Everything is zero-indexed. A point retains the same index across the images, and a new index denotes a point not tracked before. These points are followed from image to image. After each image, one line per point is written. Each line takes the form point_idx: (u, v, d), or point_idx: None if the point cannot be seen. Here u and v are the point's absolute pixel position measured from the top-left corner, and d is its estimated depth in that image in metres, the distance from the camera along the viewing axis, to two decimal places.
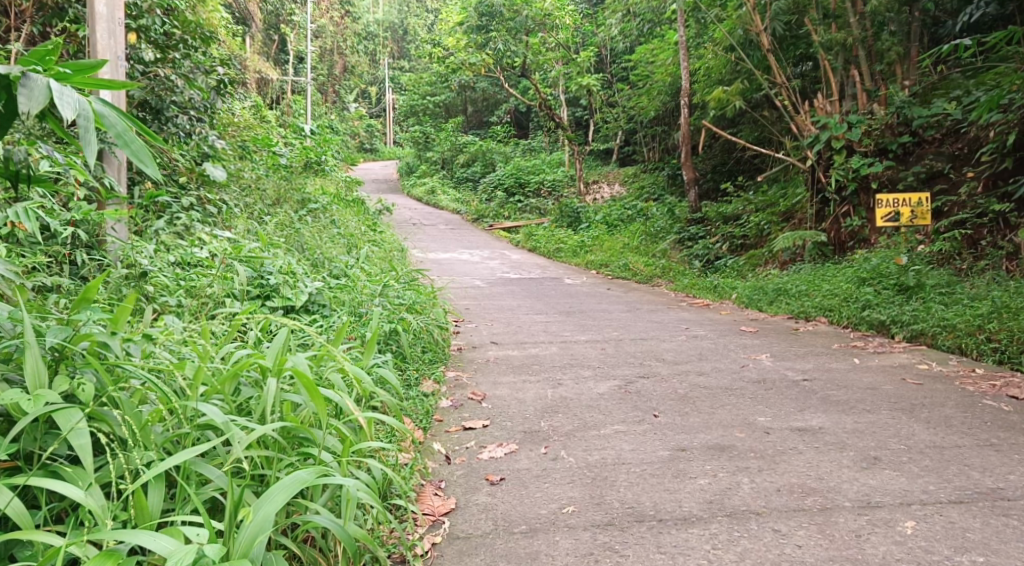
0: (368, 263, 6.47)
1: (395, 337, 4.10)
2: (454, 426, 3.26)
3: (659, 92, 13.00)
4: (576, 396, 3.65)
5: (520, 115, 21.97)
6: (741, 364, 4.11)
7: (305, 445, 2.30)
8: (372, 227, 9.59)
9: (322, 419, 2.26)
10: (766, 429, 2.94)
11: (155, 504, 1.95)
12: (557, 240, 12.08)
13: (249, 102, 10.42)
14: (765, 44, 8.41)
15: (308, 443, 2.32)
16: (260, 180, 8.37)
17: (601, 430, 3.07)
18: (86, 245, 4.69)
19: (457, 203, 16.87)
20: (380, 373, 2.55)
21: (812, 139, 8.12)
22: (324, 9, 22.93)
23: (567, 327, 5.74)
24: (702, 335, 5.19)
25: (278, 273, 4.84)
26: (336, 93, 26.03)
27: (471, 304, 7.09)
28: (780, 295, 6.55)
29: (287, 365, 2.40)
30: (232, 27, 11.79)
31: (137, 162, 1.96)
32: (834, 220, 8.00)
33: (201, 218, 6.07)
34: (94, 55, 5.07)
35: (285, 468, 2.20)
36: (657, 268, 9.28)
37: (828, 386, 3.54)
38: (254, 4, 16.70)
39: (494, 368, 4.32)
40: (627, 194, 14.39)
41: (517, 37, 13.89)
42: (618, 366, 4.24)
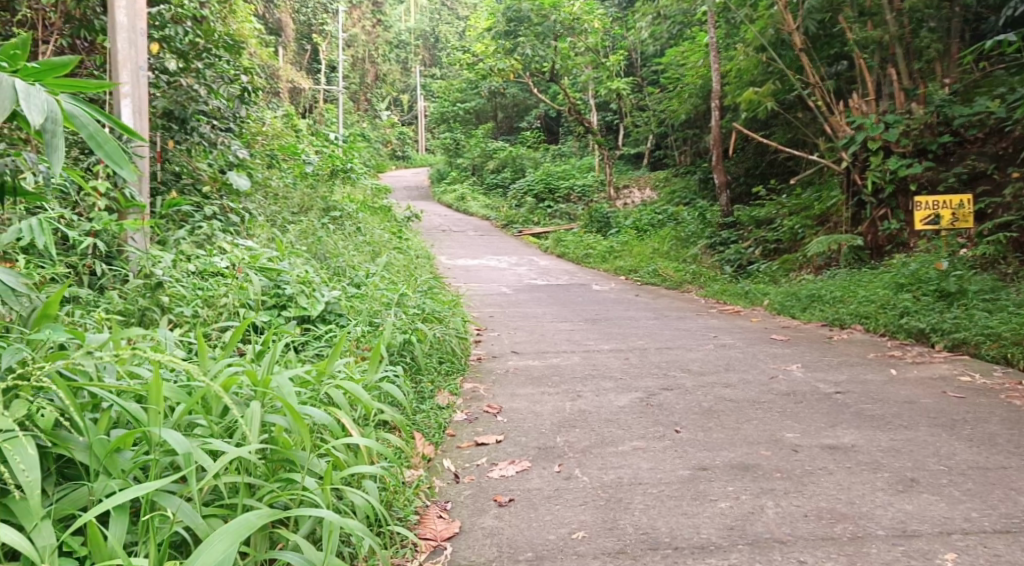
0: (390, 271, 6.39)
1: (409, 348, 3.97)
2: (466, 441, 3.13)
3: (690, 95, 12.76)
4: (595, 410, 3.49)
5: (551, 121, 21.84)
6: (770, 376, 3.92)
7: (292, 470, 2.21)
8: (399, 235, 9.51)
9: (308, 442, 2.17)
10: (793, 447, 2.76)
11: (114, 541, 1.86)
12: (586, 246, 11.92)
13: (279, 111, 10.45)
14: (797, 43, 8.18)
15: (295, 467, 2.22)
16: (286, 189, 8.34)
17: (618, 447, 2.92)
18: (105, 255, 4.61)
19: (487, 209, 16.79)
20: (375, 392, 2.47)
21: (847, 140, 7.86)
22: (356, 18, 23.03)
23: (591, 335, 5.59)
24: (731, 344, 5.00)
25: (294, 282, 4.74)
26: (368, 102, 26.15)
27: (495, 312, 6.95)
28: (814, 302, 6.32)
29: (273, 386, 2.31)
30: (263, 38, 11.86)
31: (109, 166, 2.07)
32: (871, 223, 7.77)
33: (223, 227, 6.02)
34: (116, 66, 5.07)
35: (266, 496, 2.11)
36: (687, 274, 9.08)
37: (862, 400, 3.34)
38: (285, 14, 16.82)
39: (513, 379, 4.18)
40: (658, 199, 14.18)
41: (546, 42, 13.74)
42: (641, 377, 4.08)
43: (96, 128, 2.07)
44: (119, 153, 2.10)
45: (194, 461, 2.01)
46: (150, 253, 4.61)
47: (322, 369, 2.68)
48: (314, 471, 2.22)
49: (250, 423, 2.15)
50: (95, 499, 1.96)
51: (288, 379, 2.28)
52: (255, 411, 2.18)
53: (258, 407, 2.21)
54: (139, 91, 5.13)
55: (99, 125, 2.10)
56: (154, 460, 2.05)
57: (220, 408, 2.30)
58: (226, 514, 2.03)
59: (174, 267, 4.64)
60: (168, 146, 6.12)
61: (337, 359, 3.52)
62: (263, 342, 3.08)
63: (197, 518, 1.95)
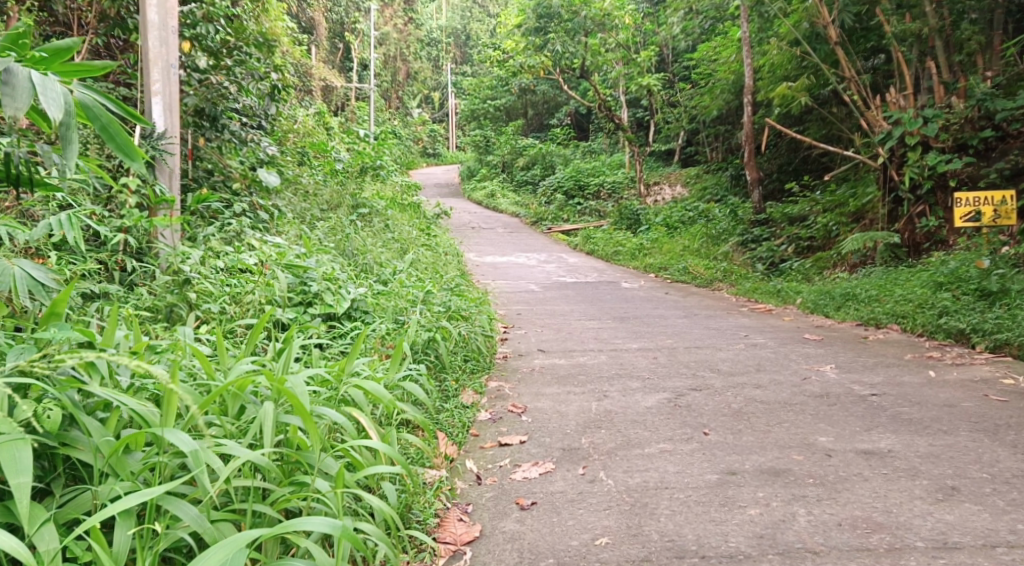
0: (418, 268, 6.37)
1: (434, 347, 3.93)
2: (489, 441, 3.09)
3: (722, 91, 12.58)
4: (622, 411, 3.42)
5: (581, 118, 21.69)
6: (802, 377, 3.82)
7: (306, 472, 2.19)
8: (428, 232, 9.51)
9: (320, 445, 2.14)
10: (827, 452, 2.67)
11: (118, 546, 1.85)
12: (615, 243, 11.82)
13: (310, 109, 10.51)
14: (833, 36, 8.05)
15: (310, 469, 2.20)
16: (317, 186, 8.37)
17: (644, 449, 2.85)
18: (136, 251, 4.64)
19: (516, 206, 16.75)
20: (394, 394, 2.44)
21: (884, 135, 7.68)
22: (387, 16, 23.15)
23: (619, 334, 5.51)
24: (762, 344, 4.89)
25: (320, 279, 4.71)
26: (400, 99, 26.24)
27: (523, 309, 6.90)
28: (849, 300, 6.18)
29: (288, 386, 2.29)
30: (296, 37, 11.96)
31: (123, 158, 2.11)
32: (908, 220, 7.59)
33: (253, 223, 6.04)
34: (146, 63, 5.10)
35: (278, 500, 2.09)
36: (718, 271, 8.94)
37: (899, 403, 3.23)
38: (318, 13, 16.94)
39: (539, 378, 4.12)
40: (689, 196, 14.02)
41: (577, 38, 13.66)
42: (669, 377, 4.00)
43: (107, 119, 2.10)
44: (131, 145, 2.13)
45: (202, 464, 1.98)
46: (178, 249, 4.63)
47: (341, 369, 2.67)
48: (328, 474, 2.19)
49: (263, 425, 2.13)
50: (100, 503, 1.95)
51: (302, 381, 2.27)
52: (269, 413, 2.16)
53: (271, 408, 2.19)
54: (169, 88, 5.16)
55: (111, 116, 2.13)
56: (163, 462, 2.03)
57: (236, 408, 2.30)
58: (234, 519, 2.00)
59: (203, 263, 4.67)
60: (199, 143, 6.15)
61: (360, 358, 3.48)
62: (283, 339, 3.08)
63: (204, 523, 1.93)
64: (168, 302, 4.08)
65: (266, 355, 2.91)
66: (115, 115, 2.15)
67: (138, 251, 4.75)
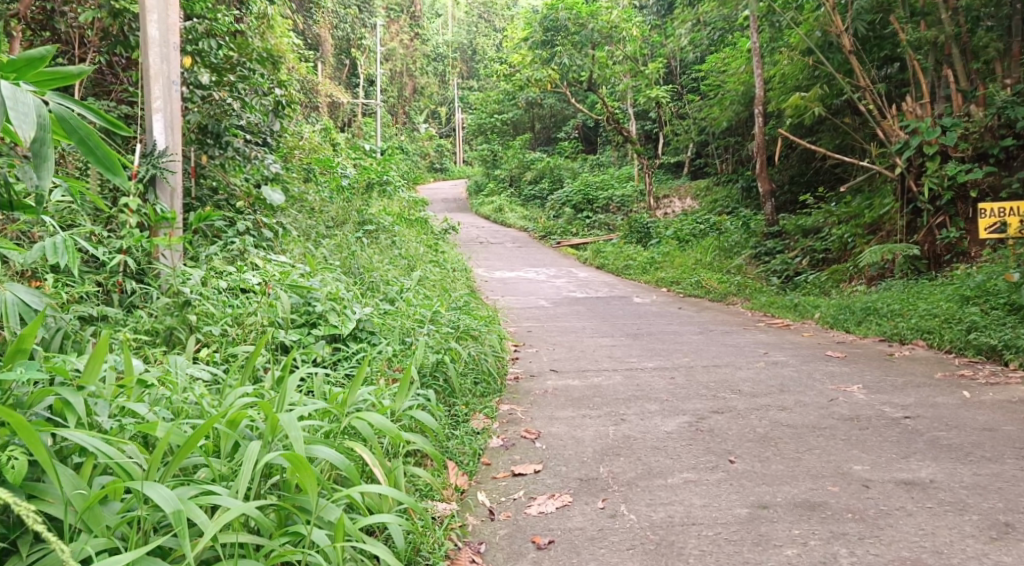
0: (426, 286, 6.23)
1: (442, 369, 3.78)
2: (502, 471, 2.93)
3: (731, 102, 12.45)
4: (641, 436, 3.26)
5: (589, 130, 21.22)
6: (829, 398, 3.64)
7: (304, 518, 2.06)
8: (435, 248, 9.36)
9: (316, 490, 2.01)
10: (864, 482, 2.50)
11: None
12: (626, 257, 11.65)
13: (316, 126, 10.42)
14: (846, 45, 7.90)
15: (307, 514, 2.07)
16: (323, 202, 8.24)
17: (666, 479, 2.68)
18: (136, 273, 4.52)
19: (525, 220, 16.60)
20: (398, 426, 2.31)
21: (900, 145, 7.54)
22: (393, 32, 23.12)
23: (633, 352, 5.34)
24: (783, 362, 4.71)
25: (324, 298, 4.56)
26: (407, 115, 26.18)
27: (533, 326, 6.73)
28: (870, 315, 6.00)
29: (281, 424, 2.17)
30: (302, 53, 11.90)
31: (103, 172, 2.05)
32: (928, 232, 7.40)
33: (257, 242, 5.91)
34: (147, 79, 5.00)
35: (272, 554, 1.97)
36: (732, 285, 8.76)
37: (935, 426, 3.05)
38: (324, 29, 16.93)
39: (552, 400, 3.96)
40: (699, 208, 13.86)
41: (584, 51, 13.55)
42: (689, 399, 3.83)
43: (83, 129, 2.03)
44: (110, 158, 2.07)
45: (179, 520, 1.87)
46: (179, 270, 4.51)
47: (343, 399, 2.57)
48: (326, 519, 2.06)
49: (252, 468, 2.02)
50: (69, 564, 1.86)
51: (294, 418, 2.15)
52: (258, 455, 2.05)
53: (262, 451, 2.07)
54: (170, 105, 5.06)
55: (88, 128, 2.06)
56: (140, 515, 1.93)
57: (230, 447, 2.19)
58: None
59: (205, 284, 4.54)
60: (202, 161, 6.02)
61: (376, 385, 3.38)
62: (282, 367, 2.97)
63: None
64: (168, 325, 3.97)
65: (267, 386, 2.81)
66: (92, 124, 2.08)
67: (139, 272, 4.63)
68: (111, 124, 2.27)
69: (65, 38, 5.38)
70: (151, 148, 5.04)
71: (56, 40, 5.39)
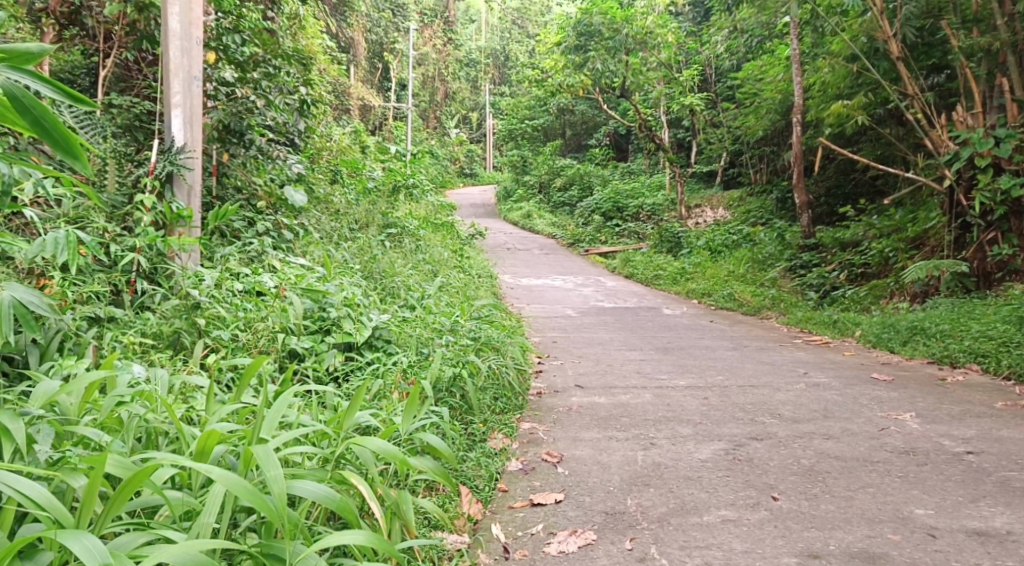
0: (448, 292, 6.01)
1: (459, 384, 3.53)
2: (520, 500, 2.67)
3: (768, 111, 12.12)
4: (673, 464, 2.98)
5: (621, 138, 20.97)
6: (880, 427, 3.35)
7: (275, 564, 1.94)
8: (461, 253, 9.13)
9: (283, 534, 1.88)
10: (929, 531, 2.27)
11: None
12: (656, 266, 11.34)
13: (343, 127, 10.27)
14: (894, 51, 7.56)
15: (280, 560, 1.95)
16: (347, 205, 8.03)
17: (701, 517, 2.43)
18: (150, 273, 4.34)
19: (553, 227, 16.33)
20: (401, 455, 2.14)
21: (950, 156, 7.19)
22: (427, 37, 22.95)
23: (664, 367, 5.07)
24: (826, 384, 4.40)
25: (340, 304, 4.33)
26: (438, 119, 26.01)
27: (558, 337, 6.45)
28: (917, 335, 5.68)
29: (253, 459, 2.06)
30: (333, 54, 11.76)
31: (59, 155, 1.89)
32: (978, 248, 7.08)
33: (276, 243, 5.71)
34: (167, 74, 4.84)
35: None
36: (766, 298, 8.43)
37: (1003, 465, 2.78)
38: (357, 32, 16.86)
39: (576, 419, 3.69)
40: (732, 218, 13.50)
41: (617, 56, 13.22)
42: (725, 422, 3.55)
43: (36, 108, 1.87)
44: (68, 140, 1.90)
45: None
46: (197, 274, 4.33)
47: (341, 419, 2.43)
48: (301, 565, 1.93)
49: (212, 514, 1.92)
50: None
51: (267, 453, 2.04)
52: (221, 496, 1.96)
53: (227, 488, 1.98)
54: (190, 101, 4.90)
55: (42, 107, 1.89)
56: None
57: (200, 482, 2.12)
58: None
59: (219, 286, 4.38)
60: (224, 159, 5.82)
61: (393, 402, 3.18)
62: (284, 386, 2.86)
63: None
64: (176, 328, 3.85)
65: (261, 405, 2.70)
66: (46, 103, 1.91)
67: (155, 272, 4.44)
68: (80, 103, 2.11)
69: (92, 33, 5.28)
70: (169, 145, 4.87)
71: (84, 36, 5.31)
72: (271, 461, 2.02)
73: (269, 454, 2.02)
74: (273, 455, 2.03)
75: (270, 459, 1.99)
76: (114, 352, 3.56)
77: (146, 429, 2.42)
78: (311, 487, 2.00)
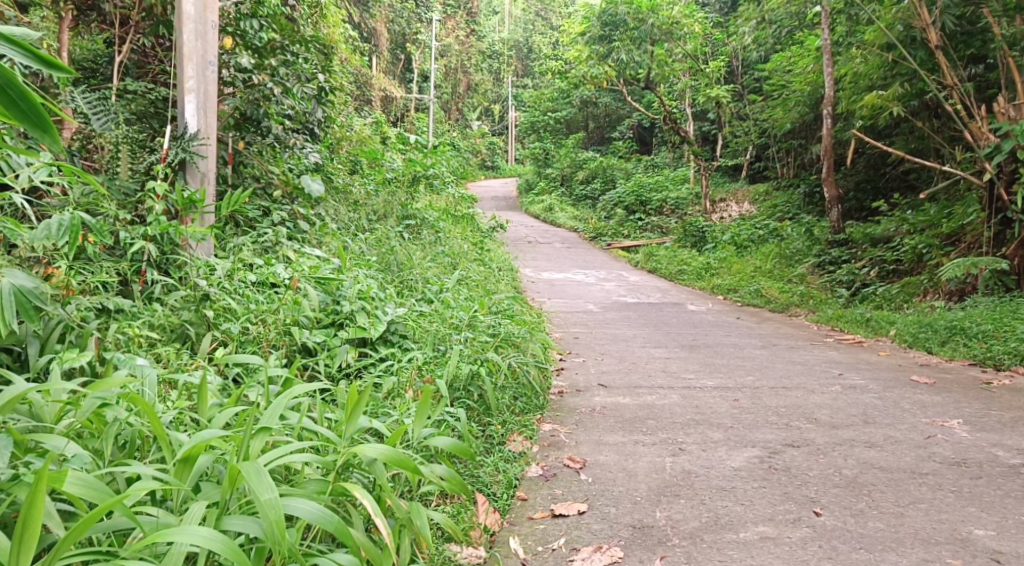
0: (467, 286, 5.85)
1: (477, 382, 3.37)
2: (539, 511, 2.49)
3: (796, 103, 11.82)
4: (704, 472, 2.79)
5: (644, 131, 20.72)
6: (926, 436, 3.14)
7: None
8: (482, 246, 8.95)
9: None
10: (991, 555, 2.08)
11: None
12: (680, 261, 11.11)
13: (363, 118, 10.13)
14: (933, 39, 7.26)
15: None
16: (367, 195, 7.87)
17: (737, 533, 2.25)
18: (159, 263, 4.19)
19: (575, 220, 16.11)
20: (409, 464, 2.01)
21: (990, 149, 6.91)
22: (449, 29, 22.85)
23: (691, 366, 4.87)
24: (863, 387, 4.19)
25: (354, 297, 4.16)
26: (460, 111, 25.84)
27: (580, 333, 6.28)
28: (956, 335, 5.45)
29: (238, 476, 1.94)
30: (355, 44, 11.64)
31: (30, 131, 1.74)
32: (1019, 244, 6.81)
33: (293, 234, 5.57)
34: (180, 58, 4.68)
35: None
36: (794, 295, 8.18)
37: None
38: (379, 22, 16.73)
39: (600, 422, 3.50)
40: (757, 212, 13.22)
41: (642, 47, 12.96)
42: (758, 427, 3.35)
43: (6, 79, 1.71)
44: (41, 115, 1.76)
45: None
46: (208, 265, 4.17)
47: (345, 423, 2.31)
48: None
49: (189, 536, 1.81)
50: None
51: (254, 469, 1.92)
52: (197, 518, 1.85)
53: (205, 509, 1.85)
54: (204, 87, 4.76)
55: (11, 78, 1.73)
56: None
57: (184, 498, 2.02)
58: None
59: (231, 276, 4.23)
60: (240, 147, 5.66)
61: (407, 403, 3.04)
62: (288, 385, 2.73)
63: None
64: (184, 320, 3.73)
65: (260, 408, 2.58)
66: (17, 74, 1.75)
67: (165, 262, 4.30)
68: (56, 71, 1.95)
69: (109, 18, 5.10)
70: (182, 131, 4.73)
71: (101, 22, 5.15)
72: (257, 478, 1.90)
73: (256, 471, 1.92)
74: (263, 472, 1.92)
75: (260, 477, 1.89)
76: (118, 344, 3.42)
77: (130, 434, 2.31)
78: (305, 506, 1.90)
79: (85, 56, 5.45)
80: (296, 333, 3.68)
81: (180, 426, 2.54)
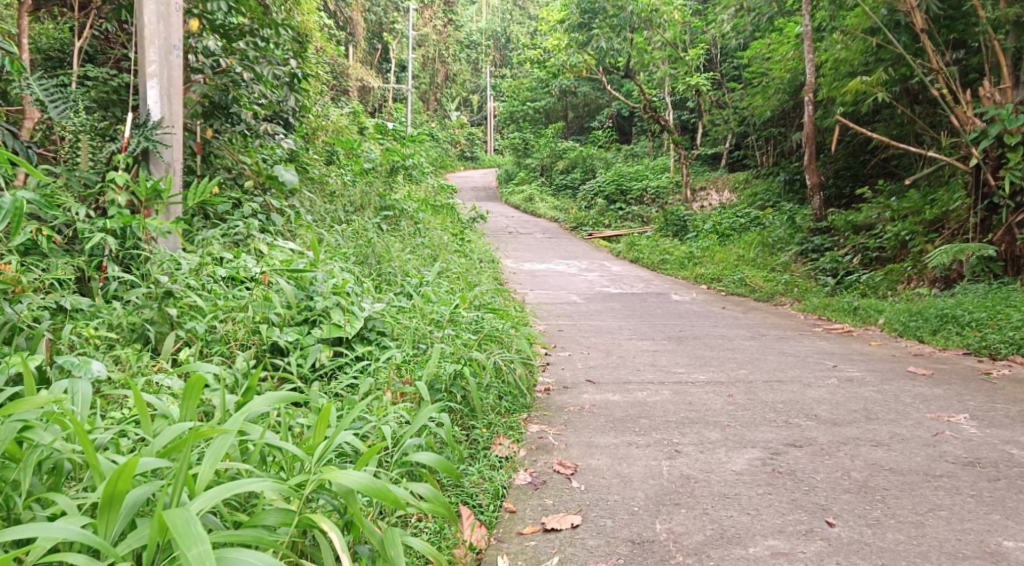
0: (447, 279, 5.63)
1: (461, 381, 3.17)
2: (529, 525, 2.34)
3: (776, 91, 11.67)
4: (704, 476, 2.62)
5: (623, 120, 20.56)
6: (933, 432, 2.99)
7: None
8: (461, 237, 8.71)
9: None
10: None
11: None
12: (662, 251, 10.93)
13: (337, 106, 9.84)
14: (918, 23, 7.13)
15: None
16: (342, 185, 7.60)
17: (746, 549, 2.13)
18: (121, 257, 3.92)
19: (556, 211, 15.91)
20: (386, 497, 1.83)
21: (976, 134, 6.79)
22: (426, 17, 22.58)
23: (680, 359, 4.70)
24: (859, 379, 4.04)
25: (328, 291, 3.91)
26: (437, 101, 25.48)
27: (564, 325, 6.09)
28: (948, 324, 5.32)
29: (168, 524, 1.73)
30: (328, 31, 11.31)
31: None
32: (1007, 231, 6.69)
33: (264, 225, 5.30)
34: (141, 41, 4.41)
35: None
36: (780, 283, 8.03)
37: None
38: (354, 11, 16.40)
39: (590, 421, 3.31)
40: (738, 201, 13.09)
41: (622, 34, 12.75)
42: (758, 425, 3.17)
43: None
44: None
45: None
46: (177, 262, 3.91)
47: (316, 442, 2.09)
48: None
49: None
50: None
51: (189, 522, 1.71)
52: None
53: None
54: (167, 73, 4.49)
55: None
56: None
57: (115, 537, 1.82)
58: None
59: (199, 271, 3.96)
60: (208, 136, 5.37)
61: (384, 408, 2.85)
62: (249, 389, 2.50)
63: None
64: (146, 319, 3.45)
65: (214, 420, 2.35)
66: None
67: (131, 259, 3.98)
68: None
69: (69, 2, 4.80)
70: (144, 119, 4.46)
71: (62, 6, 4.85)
72: (192, 532, 1.70)
73: (184, 523, 1.71)
74: (195, 523, 1.71)
75: (191, 532, 1.68)
76: (72, 346, 3.18)
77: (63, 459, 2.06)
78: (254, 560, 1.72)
79: (51, 45, 5.06)
80: (265, 332, 3.45)
81: (122, 447, 2.26)
